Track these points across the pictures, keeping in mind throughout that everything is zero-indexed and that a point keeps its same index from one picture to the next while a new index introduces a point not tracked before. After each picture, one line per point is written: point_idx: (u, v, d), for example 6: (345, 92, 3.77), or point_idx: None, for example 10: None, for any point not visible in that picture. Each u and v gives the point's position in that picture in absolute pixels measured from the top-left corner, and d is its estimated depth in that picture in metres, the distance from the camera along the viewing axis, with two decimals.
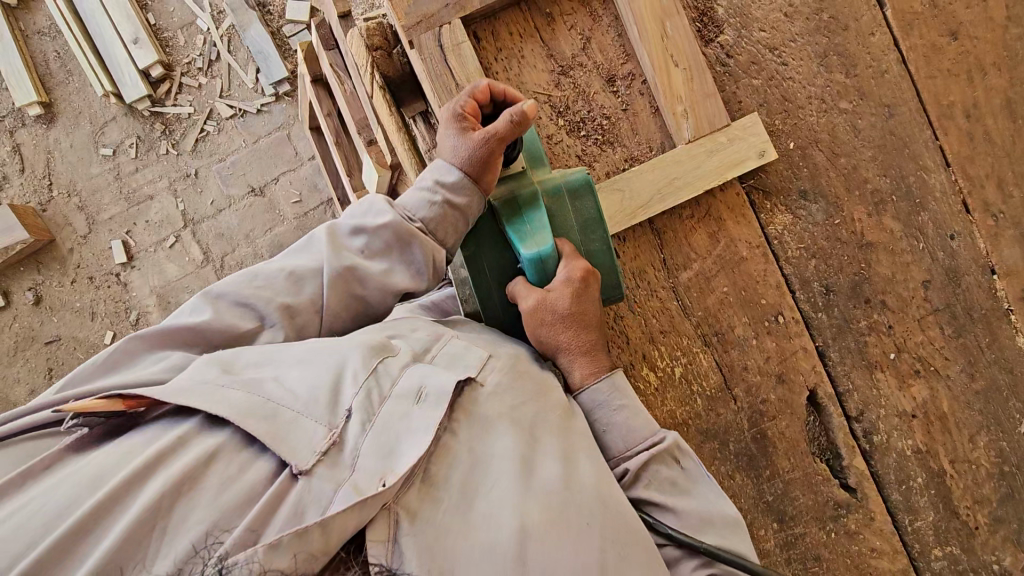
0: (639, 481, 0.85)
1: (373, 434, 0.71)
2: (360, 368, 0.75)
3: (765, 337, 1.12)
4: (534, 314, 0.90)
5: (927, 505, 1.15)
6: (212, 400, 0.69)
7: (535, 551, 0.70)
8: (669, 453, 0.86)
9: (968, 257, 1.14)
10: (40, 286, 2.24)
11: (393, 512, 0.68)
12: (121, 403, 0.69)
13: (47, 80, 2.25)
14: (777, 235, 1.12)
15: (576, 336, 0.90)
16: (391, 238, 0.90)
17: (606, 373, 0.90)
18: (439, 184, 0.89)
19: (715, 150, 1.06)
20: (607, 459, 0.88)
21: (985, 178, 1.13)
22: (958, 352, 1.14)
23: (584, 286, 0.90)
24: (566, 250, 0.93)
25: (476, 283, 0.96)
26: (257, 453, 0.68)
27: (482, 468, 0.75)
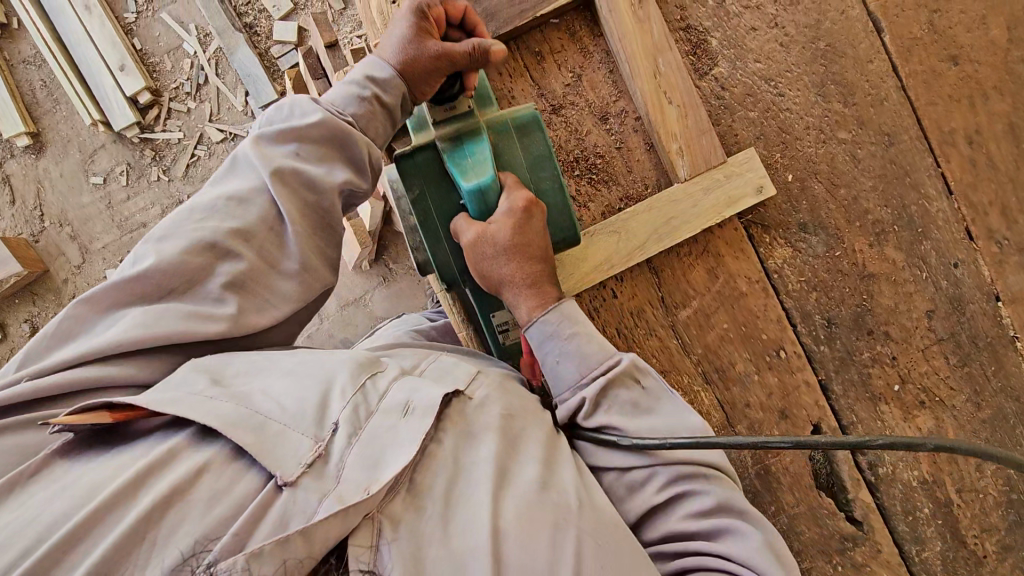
0: (599, 408, 0.82)
1: (360, 442, 0.70)
2: (348, 383, 0.75)
3: (767, 372, 1.10)
4: (474, 248, 0.90)
5: (935, 535, 1.13)
6: (201, 411, 0.69)
7: (511, 551, 0.66)
8: (627, 376, 0.82)
9: (971, 284, 1.12)
10: (36, 317, 2.22)
11: (378, 520, 0.66)
12: (109, 416, 0.69)
13: (34, 109, 2.23)
14: (776, 268, 1.10)
15: (519, 266, 0.88)
16: (326, 137, 0.89)
17: (554, 304, 0.87)
18: (370, 79, 0.91)
19: (712, 187, 1.03)
20: (563, 391, 0.84)
21: (988, 205, 1.11)
22: (963, 381, 1.12)
23: (527, 216, 0.90)
24: (508, 183, 0.93)
25: (424, 227, 0.97)
26: (244, 465, 0.67)
27: (466, 473, 0.73)
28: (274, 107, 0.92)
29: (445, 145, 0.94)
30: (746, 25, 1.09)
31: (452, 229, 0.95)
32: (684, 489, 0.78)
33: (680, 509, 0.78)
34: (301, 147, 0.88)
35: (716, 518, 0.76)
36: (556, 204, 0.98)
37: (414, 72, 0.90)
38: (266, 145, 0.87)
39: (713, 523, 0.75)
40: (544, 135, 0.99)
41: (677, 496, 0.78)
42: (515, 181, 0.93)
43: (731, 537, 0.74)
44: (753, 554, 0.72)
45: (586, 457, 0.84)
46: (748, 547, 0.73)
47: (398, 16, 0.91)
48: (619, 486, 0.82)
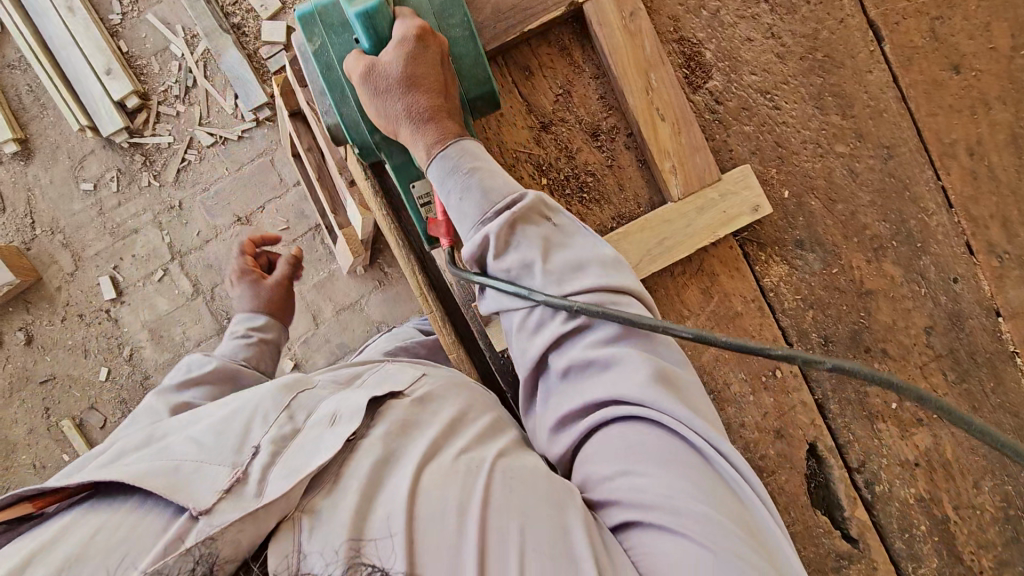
0: (504, 244, 0.77)
1: (281, 460, 0.67)
2: (271, 408, 0.77)
3: (762, 393, 1.09)
4: (367, 82, 0.82)
5: (931, 552, 1.13)
6: (117, 471, 0.66)
7: (433, 509, 0.60)
8: (533, 211, 0.78)
9: (971, 299, 1.09)
10: (31, 326, 2.23)
11: (298, 519, 0.61)
12: (30, 504, 0.66)
13: (21, 115, 2.20)
14: (772, 286, 1.08)
15: (415, 100, 0.82)
16: (223, 377, 1.05)
17: (454, 139, 0.83)
18: (251, 328, 1.20)
19: (707, 206, 1.00)
20: (468, 228, 0.80)
21: (989, 219, 1.08)
22: (961, 398, 1.11)
23: (422, 47, 0.83)
24: (404, 14, 0.85)
25: (327, 83, 0.90)
26: (159, 506, 0.63)
27: (393, 453, 0.68)
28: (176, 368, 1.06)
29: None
30: (742, 35, 1.05)
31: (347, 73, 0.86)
32: (585, 320, 0.73)
33: (581, 341, 0.73)
34: (202, 389, 1.00)
35: (611, 350, 0.71)
36: (467, 57, 0.90)
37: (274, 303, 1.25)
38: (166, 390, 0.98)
39: (607, 355, 0.71)
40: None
41: (576, 329, 0.74)
42: (413, 14, 0.86)
43: (624, 364, 0.70)
44: (644, 384, 0.67)
45: (495, 305, 0.81)
46: (640, 378, 0.68)
47: (235, 284, 1.26)
48: (525, 325, 0.78)
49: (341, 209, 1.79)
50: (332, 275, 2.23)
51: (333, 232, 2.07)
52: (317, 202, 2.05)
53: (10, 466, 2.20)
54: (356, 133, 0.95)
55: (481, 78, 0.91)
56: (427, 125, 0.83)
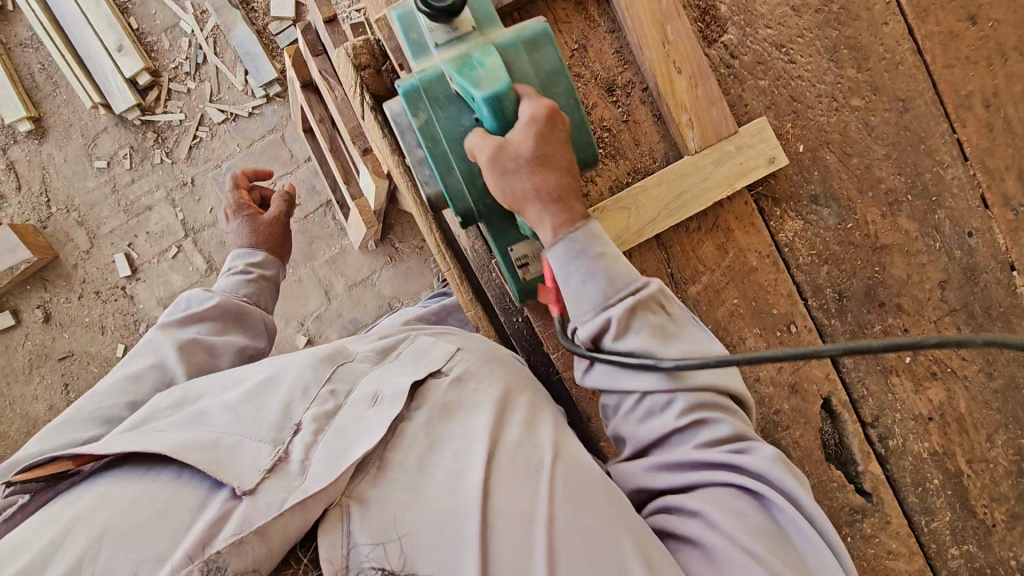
0: (628, 330, 0.82)
1: (323, 441, 0.79)
2: (313, 381, 0.88)
3: (777, 347, 1.10)
4: (494, 164, 0.82)
5: (943, 505, 1.15)
6: (161, 440, 0.78)
7: (494, 508, 0.72)
8: (653, 301, 0.84)
9: (985, 253, 1.10)
10: (48, 303, 2.26)
11: (344, 507, 0.73)
12: (70, 463, 0.79)
13: (34, 93, 2.21)
14: (787, 242, 1.08)
15: (543, 179, 0.83)
16: (223, 313, 1.16)
17: (582, 222, 0.85)
18: (250, 265, 1.26)
19: (723, 159, 1.01)
20: (587, 312, 0.84)
21: (1004, 171, 1.08)
22: (975, 352, 1.12)
23: (551, 127, 0.82)
24: (524, 92, 0.85)
25: (435, 160, 0.89)
26: (196, 479, 0.75)
27: (441, 443, 0.80)
28: (172, 305, 1.17)
29: (448, 59, 0.85)
30: None
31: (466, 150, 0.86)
32: (705, 417, 0.80)
33: (699, 436, 0.79)
34: (201, 326, 1.12)
35: (741, 442, 0.78)
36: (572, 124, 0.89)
37: (272, 239, 1.32)
38: (168, 326, 1.09)
39: (738, 446, 0.78)
40: (557, 50, 0.90)
41: (696, 422, 0.80)
42: (534, 91, 0.85)
43: (749, 454, 0.77)
44: (766, 468, 0.76)
45: (604, 382, 0.85)
46: (763, 461, 0.76)
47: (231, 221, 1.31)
48: (637, 409, 0.83)
49: (353, 180, 1.80)
50: (344, 250, 2.25)
51: (345, 206, 2.09)
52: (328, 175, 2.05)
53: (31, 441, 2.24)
54: (459, 203, 0.93)
55: (586, 144, 0.90)
56: (556, 204, 0.84)
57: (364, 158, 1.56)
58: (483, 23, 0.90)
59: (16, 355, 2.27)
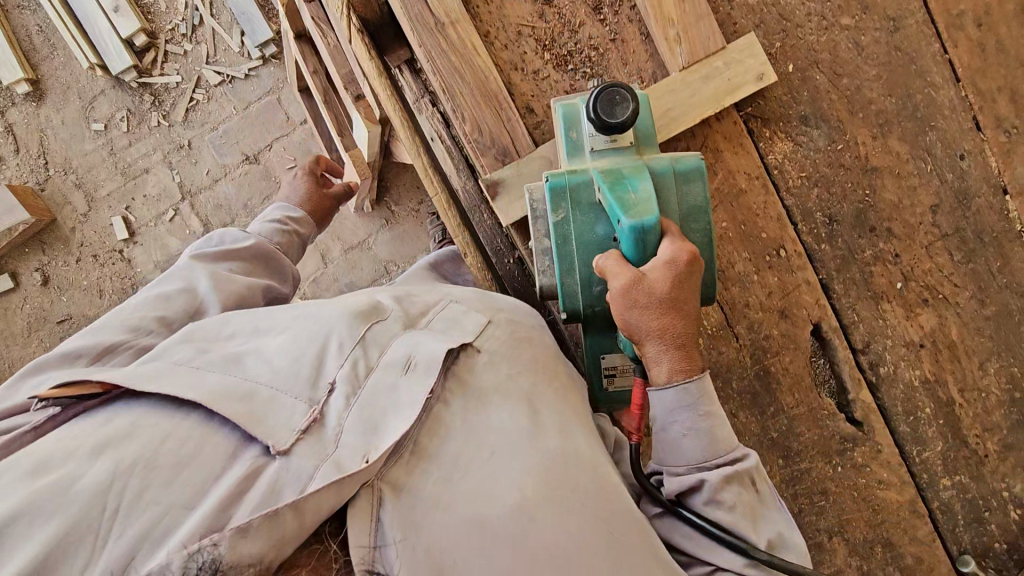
0: (718, 499, 0.78)
1: (355, 407, 0.74)
2: (348, 336, 0.81)
3: (766, 272, 1.09)
4: (626, 292, 0.79)
5: (936, 435, 1.13)
6: (190, 384, 0.72)
7: (527, 529, 0.70)
8: (746, 477, 0.80)
9: (978, 176, 1.09)
10: (46, 266, 2.27)
11: (378, 489, 0.71)
12: (99, 386, 0.72)
13: (32, 55, 2.23)
14: (776, 164, 1.08)
15: (671, 323, 0.80)
16: (258, 257, 1.11)
17: (696, 373, 0.82)
18: (290, 218, 1.24)
19: (710, 75, 1.00)
20: (683, 462, 0.81)
21: (998, 92, 1.07)
22: (967, 278, 1.10)
23: (689, 274, 0.79)
24: (669, 230, 0.82)
25: (558, 252, 0.88)
26: (229, 428, 0.70)
27: (478, 434, 0.78)
28: (204, 237, 1.10)
29: (602, 171, 0.85)
30: None
31: (595, 266, 0.84)
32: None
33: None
34: (231, 266, 1.05)
35: None
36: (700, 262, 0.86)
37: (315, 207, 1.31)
38: (205, 258, 1.02)
39: None
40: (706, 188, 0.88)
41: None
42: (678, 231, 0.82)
43: None
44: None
45: (682, 540, 0.82)
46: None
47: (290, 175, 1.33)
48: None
49: (347, 132, 1.79)
50: (340, 214, 2.24)
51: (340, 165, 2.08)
52: (323, 134, 2.05)
53: None
54: (568, 302, 0.91)
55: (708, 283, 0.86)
56: (676, 346, 0.81)
57: (356, 103, 1.55)
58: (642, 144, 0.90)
59: (14, 319, 2.28)
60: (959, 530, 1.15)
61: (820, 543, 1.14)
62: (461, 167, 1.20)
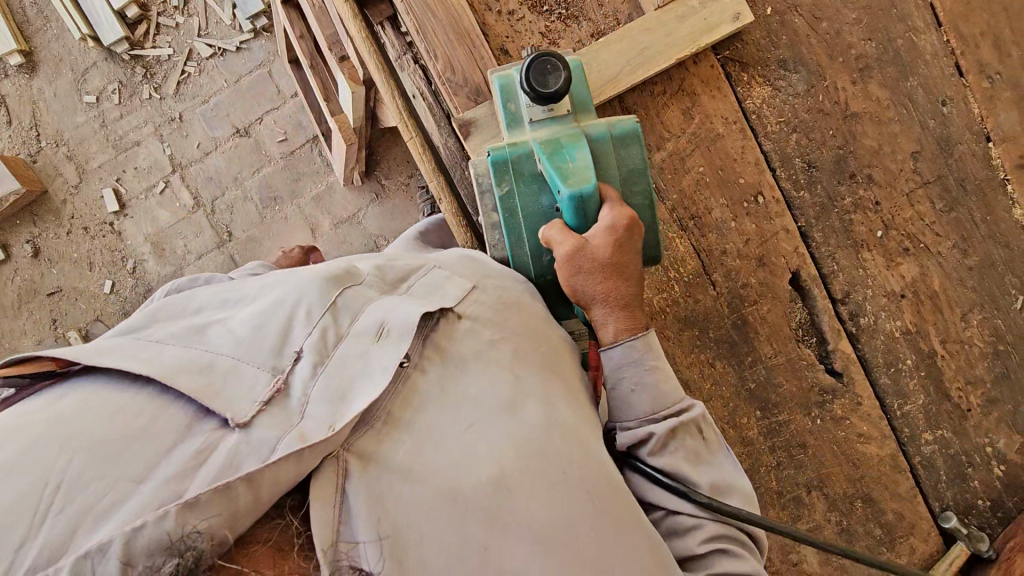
0: (666, 449, 0.77)
1: (323, 376, 0.66)
2: (315, 301, 0.72)
3: (744, 219, 1.08)
4: (570, 259, 0.81)
5: (918, 389, 1.11)
6: (144, 359, 0.63)
7: (505, 506, 0.63)
8: (693, 425, 0.79)
9: (961, 123, 1.07)
10: (37, 238, 2.28)
11: (344, 461, 0.61)
12: (52, 362, 0.63)
13: (25, 28, 2.24)
14: (754, 109, 1.06)
15: (614, 286, 0.82)
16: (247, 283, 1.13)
17: (641, 331, 0.82)
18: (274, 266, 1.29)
19: (686, 14, 0.99)
20: (631, 420, 0.80)
21: (979, 37, 1.06)
22: (950, 227, 1.08)
23: (627, 236, 0.82)
24: (609, 197, 0.85)
25: (506, 224, 0.91)
26: (182, 401, 0.61)
27: (456, 404, 0.70)
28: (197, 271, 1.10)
29: (541, 142, 0.87)
30: None
31: (542, 238, 0.86)
32: (727, 547, 0.74)
33: (718, 566, 0.73)
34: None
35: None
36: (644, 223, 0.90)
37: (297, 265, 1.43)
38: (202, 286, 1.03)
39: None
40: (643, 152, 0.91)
41: (718, 552, 0.74)
42: (616, 195, 0.86)
43: None
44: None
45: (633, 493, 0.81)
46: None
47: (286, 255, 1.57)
48: (662, 525, 0.78)
49: (333, 98, 1.78)
50: (330, 187, 2.22)
51: (329, 136, 2.09)
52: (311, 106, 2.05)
53: None
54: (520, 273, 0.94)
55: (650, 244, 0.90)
56: (621, 309, 0.82)
57: (340, 64, 1.54)
58: (578, 110, 0.91)
59: (4, 291, 2.28)
60: (941, 486, 1.13)
61: (799, 497, 1.12)
62: (443, 124, 1.15)
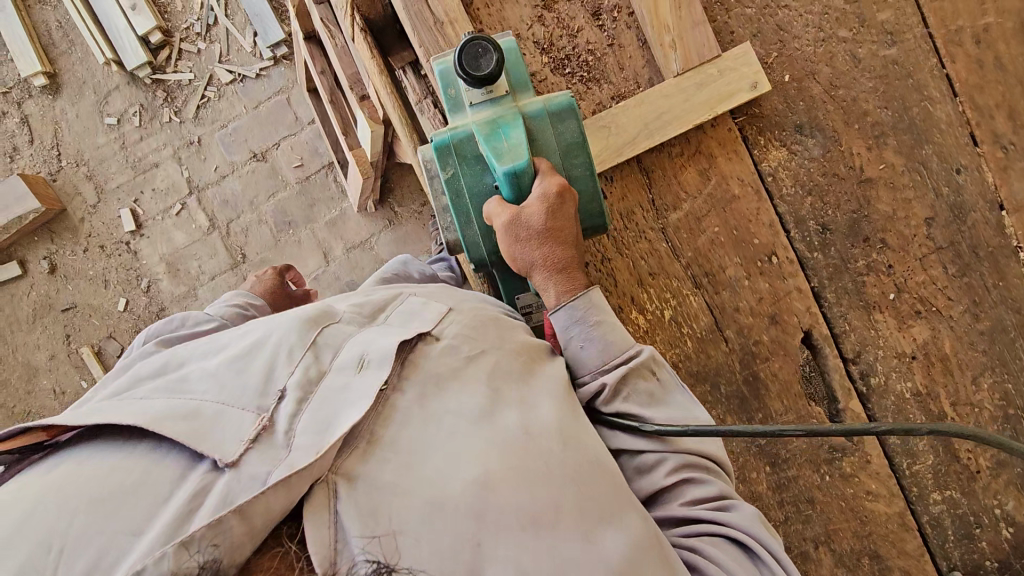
0: (618, 395, 0.85)
1: (309, 408, 0.74)
2: (297, 344, 0.81)
3: (758, 278, 1.09)
4: (508, 231, 0.89)
5: (926, 448, 1.13)
6: (139, 412, 0.73)
7: (493, 500, 0.69)
8: (644, 367, 0.86)
9: (974, 192, 1.09)
10: (54, 255, 2.31)
11: (333, 484, 0.68)
12: (44, 433, 0.72)
13: (51, 50, 2.28)
14: (771, 172, 1.08)
15: (551, 251, 0.88)
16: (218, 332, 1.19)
17: (582, 290, 0.90)
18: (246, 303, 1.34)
19: (705, 82, 1.02)
20: (584, 373, 0.88)
21: (994, 108, 1.08)
22: (962, 292, 1.10)
23: (561, 203, 0.88)
24: (543, 168, 0.91)
25: (455, 208, 0.96)
26: (175, 453, 0.70)
27: (437, 420, 0.76)
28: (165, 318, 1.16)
29: (479, 124, 0.91)
30: None
31: (485, 214, 0.93)
32: (693, 474, 0.80)
33: (685, 494, 0.79)
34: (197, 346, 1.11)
35: (721, 500, 0.79)
36: (586, 192, 0.95)
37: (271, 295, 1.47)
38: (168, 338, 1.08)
39: (718, 503, 0.78)
40: (580, 121, 0.95)
41: (685, 480, 0.80)
42: (550, 166, 0.91)
43: (731, 512, 0.77)
44: (751, 528, 0.76)
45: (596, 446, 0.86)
46: (745, 518, 0.76)
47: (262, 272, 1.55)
48: (629, 468, 0.84)
49: (351, 131, 1.81)
50: (344, 213, 2.25)
51: (346, 165, 2.12)
52: (329, 135, 2.08)
53: (32, 390, 2.27)
54: (473, 253, 0.99)
55: (595, 212, 0.96)
56: (560, 273, 0.90)
57: (361, 104, 1.57)
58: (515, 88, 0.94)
59: (20, 306, 2.31)
60: (949, 546, 1.13)
61: (806, 552, 1.13)
62: None
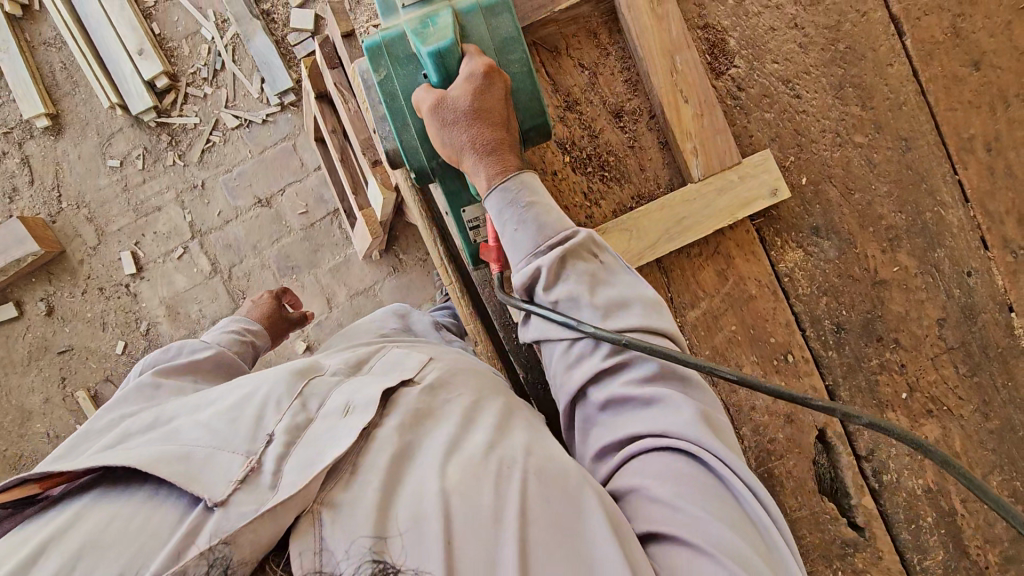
0: (555, 279, 0.82)
1: (295, 451, 0.71)
2: (284, 394, 0.79)
3: (774, 375, 1.09)
4: (435, 114, 0.86)
5: (937, 544, 1.12)
6: (128, 458, 0.70)
7: (460, 510, 0.64)
8: (583, 248, 0.83)
9: (984, 293, 1.10)
10: (52, 296, 2.27)
11: (316, 512, 0.65)
12: (36, 486, 0.70)
13: (54, 91, 2.27)
14: (788, 272, 1.10)
15: (480, 132, 0.85)
16: (219, 365, 1.14)
17: (514, 172, 0.87)
18: (247, 329, 1.35)
19: (726, 188, 1.03)
20: (520, 258, 0.85)
21: (1004, 214, 1.10)
22: (971, 391, 1.11)
23: (488, 84, 0.86)
24: (473, 52, 0.89)
25: (390, 110, 0.93)
26: (174, 498, 0.67)
27: (408, 452, 0.72)
28: (162, 349, 1.14)
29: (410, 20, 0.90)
30: (765, 24, 1.09)
31: (415, 106, 0.90)
32: (629, 357, 0.78)
33: (625, 374, 0.78)
34: (197, 378, 1.07)
35: (662, 395, 0.75)
36: (525, 91, 0.93)
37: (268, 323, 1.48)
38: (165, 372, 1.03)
39: (658, 397, 0.75)
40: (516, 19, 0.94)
41: (623, 363, 0.79)
42: (480, 52, 0.89)
43: (669, 405, 0.74)
44: (693, 434, 0.71)
45: (538, 334, 0.86)
46: (683, 419, 0.72)
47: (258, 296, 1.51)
48: (568, 359, 0.83)
49: (361, 190, 1.82)
50: (347, 260, 2.23)
51: (352, 215, 2.11)
52: (335, 184, 2.07)
53: (24, 433, 2.22)
54: (412, 158, 0.98)
55: (536, 112, 0.93)
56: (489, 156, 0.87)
57: (373, 169, 1.57)
58: None
59: (15, 347, 2.26)
60: None
61: None
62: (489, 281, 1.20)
